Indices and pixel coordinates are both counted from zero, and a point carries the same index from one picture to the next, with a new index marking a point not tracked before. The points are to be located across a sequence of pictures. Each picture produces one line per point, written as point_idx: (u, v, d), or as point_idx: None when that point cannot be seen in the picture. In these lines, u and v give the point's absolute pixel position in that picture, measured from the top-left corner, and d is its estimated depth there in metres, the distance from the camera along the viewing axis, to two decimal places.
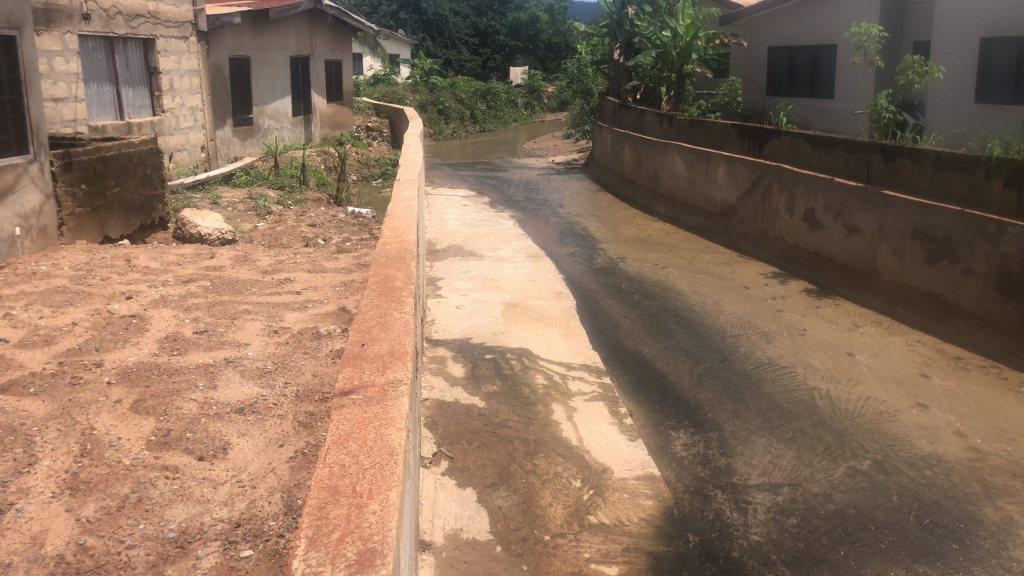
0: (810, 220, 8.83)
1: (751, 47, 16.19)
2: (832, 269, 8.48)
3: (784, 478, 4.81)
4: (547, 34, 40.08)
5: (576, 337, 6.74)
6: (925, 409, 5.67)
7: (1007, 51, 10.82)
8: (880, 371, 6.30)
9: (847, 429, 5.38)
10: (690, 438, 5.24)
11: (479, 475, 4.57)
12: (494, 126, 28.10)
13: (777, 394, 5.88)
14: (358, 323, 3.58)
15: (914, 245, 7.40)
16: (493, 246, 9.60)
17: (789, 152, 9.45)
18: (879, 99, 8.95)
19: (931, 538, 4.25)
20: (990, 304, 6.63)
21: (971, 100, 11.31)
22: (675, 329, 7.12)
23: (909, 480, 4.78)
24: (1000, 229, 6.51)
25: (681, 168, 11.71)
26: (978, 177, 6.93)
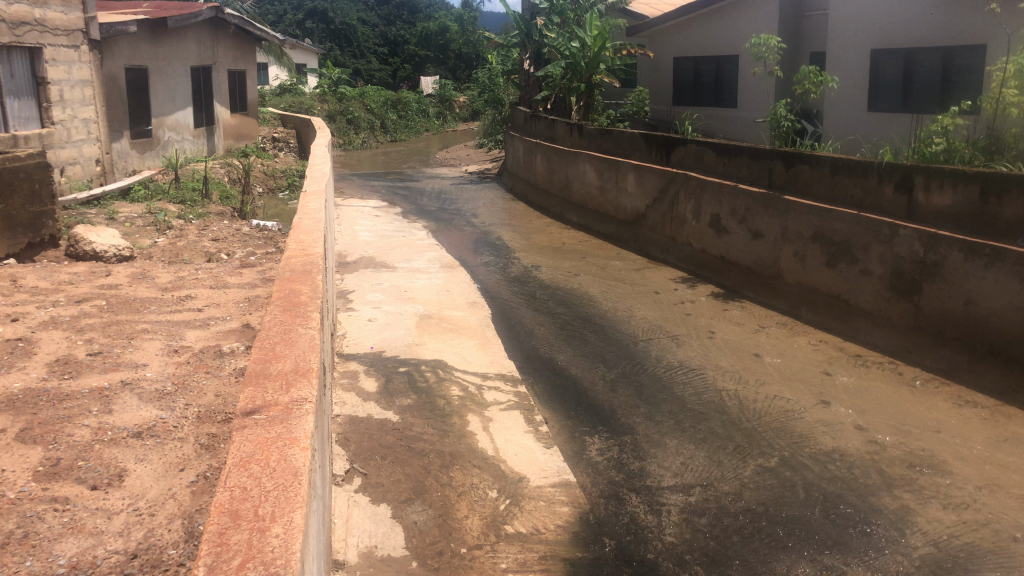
0: (716, 226, 9.08)
1: (657, 58, 16.58)
2: (738, 273, 8.73)
3: (696, 478, 4.91)
4: (458, 43, 39.58)
5: (492, 347, 6.74)
6: (827, 405, 5.88)
7: (894, 62, 11.37)
8: (785, 371, 6.51)
9: (754, 428, 5.54)
10: (604, 443, 5.29)
11: (394, 491, 4.50)
12: (405, 136, 28.01)
13: (688, 397, 6.00)
14: (261, 340, 3.48)
15: (814, 248, 7.69)
16: (406, 257, 9.53)
17: (694, 160, 9.71)
18: (777, 108, 9.27)
19: (836, 529, 4.39)
20: (886, 303, 6.94)
21: (864, 108, 11.84)
22: (589, 335, 7.20)
23: (814, 475, 4.94)
24: (893, 231, 6.83)
25: (592, 176, 11.88)
26: (871, 182, 7.25)
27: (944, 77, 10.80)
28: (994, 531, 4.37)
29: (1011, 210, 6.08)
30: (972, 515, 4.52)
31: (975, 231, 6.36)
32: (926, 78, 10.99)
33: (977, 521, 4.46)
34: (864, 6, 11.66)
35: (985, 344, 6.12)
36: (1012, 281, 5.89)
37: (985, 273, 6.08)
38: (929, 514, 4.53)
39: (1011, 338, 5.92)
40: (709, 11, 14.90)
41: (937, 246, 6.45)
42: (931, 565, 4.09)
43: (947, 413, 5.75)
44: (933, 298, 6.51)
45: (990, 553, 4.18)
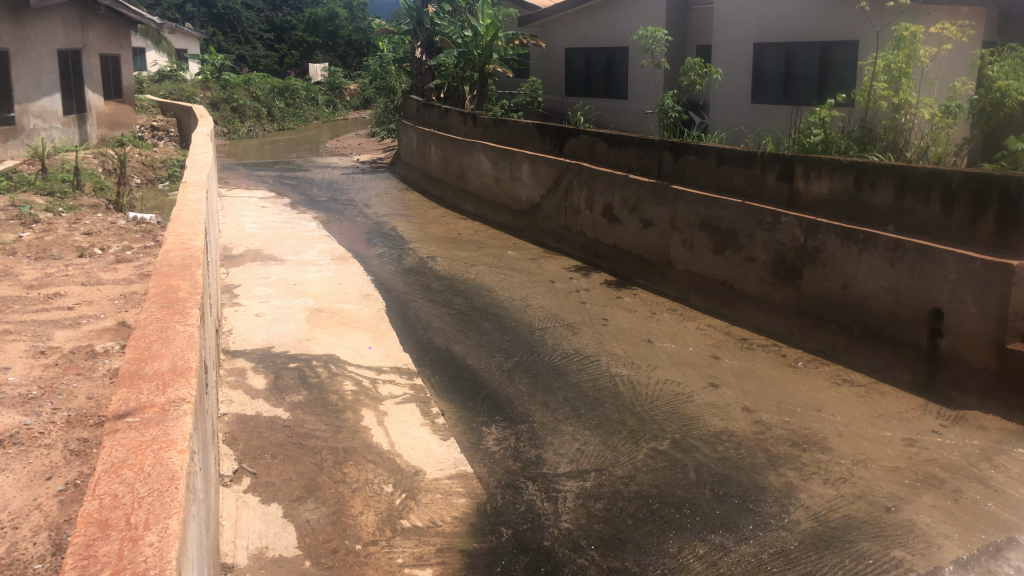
0: (608, 215, 9.23)
1: (550, 48, 16.73)
2: (630, 261, 8.91)
3: (591, 464, 4.98)
4: (347, 31, 38.04)
5: (386, 340, 6.64)
6: (715, 388, 6.08)
7: (775, 56, 11.83)
8: (675, 355, 6.69)
9: (646, 411, 5.67)
10: (502, 433, 5.30)
11: (285, 490, 4.38)
12: (294, 124, 27.34)
13: (583, 383, 6.09)
14: (136, 339, 3.31)
15: (702, 236, 7.92)
16: (296, 250, 9.29)
17: (586, 150, 9.84)
18: (665, 98, 9.49)
19: (724, 508, 4.54)
20: (769, 288, 7.24)
21: (748, 100, 12.27)
22: (485, 325, 7.21)
23: (704, 456, 5.10)
24: (775, 219, 7.12)
25: (487, 166, 11.87)
26: (755, 172, 7.53)
27: (821, 71, 11.28)
28: (869, 502, 4.62)
29: (883, 198, 6.43)
30: (849, 488, 4.76)
31: (850, 218, 6.69)
32: (805, 71, 11.45)
33: (853, 494, 4.71)
34: (748, 1, 12.07)
35: (860, 325, 6.46)
36: (884, 265, 6.23)
37: (859, 258, 6.40)
38: (810, 490, 4.75)
39: (884, 319, 6.27)
40: (601, 2, 15.11)
41: (816, 233, 6.75)
42: (813, 538, 4.28)
43: (826, 392, 6.05)
44: (813, 283, 6.82)
45: (866, 523, 4.41)
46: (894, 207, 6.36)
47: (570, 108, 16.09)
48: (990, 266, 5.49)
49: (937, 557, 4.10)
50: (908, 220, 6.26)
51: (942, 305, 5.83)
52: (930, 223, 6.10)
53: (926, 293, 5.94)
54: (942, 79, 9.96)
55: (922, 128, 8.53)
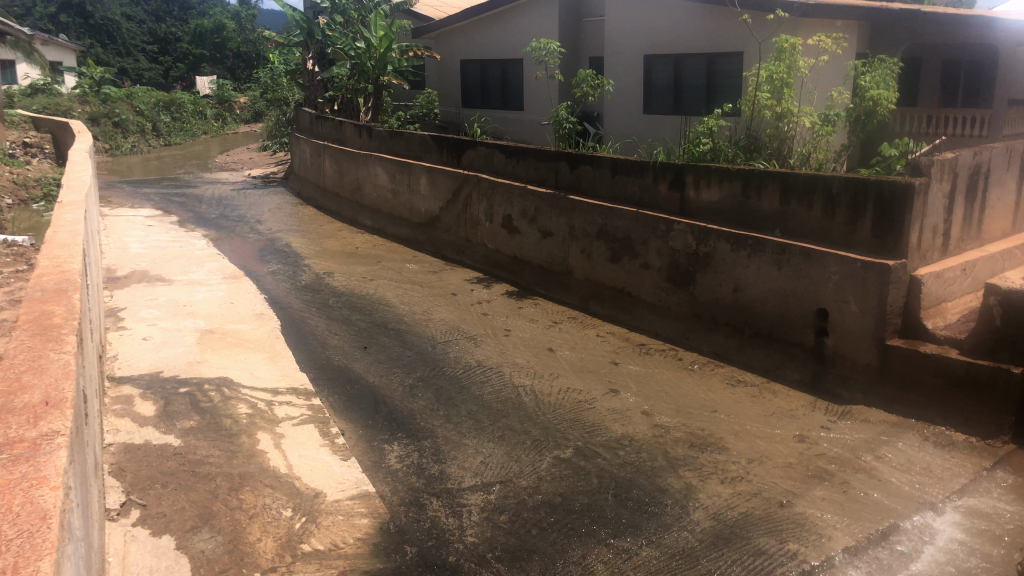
0: (507, 226, 9.29)
1: (445, 60, 16.76)
2: (530, 271, 8.99)
3: (495, 476, 4.98)
4: (236, 43, 37.06)
5: (282, 359, 6.46)
6: (615, 394, 6.18)
7: (663, 67, 12.20)
8: (576, 363, 6.77)
9: (550, 421, 5.71)
10: (404, 450, 5.24)
11: (177, 520, 4.20)
12: (181, 139, 26.45)
13: (486, 395, 6.09)
14: (3, 371, 3.11)
15: (599, 245, 8.06)
16: (184, 269, 8.96)
17: (483, 162, 9.87)
18: (559, 109, 9.61)
19: (627, 513, 4.61)
20: (665, 294, 7.42)
21: (640, 110, 12.62)
22: (386, 341, 7.12)
23: (606, 462, 5.17)
24: (669, 226, 7.31)
25: (384, 179, 11.76)
26: (648, 181, 7.73)
27: (708, 82, 11.63)
28: (765, 499, 4.78)
29: (769, 204, 6.71)
30: (745, 486, 4.92)
31: (739, 224, 6.95)
32: (692, 82, 11.82)
33: (750, 491, 4.86)
34: (637, 14, 12.41)
35: (752, 327, 6.70)
36: (771, 268, 6.48)
37: (748, 262, 6.64)
38: (709, 490, 4.87)
39: (773, 320, 6.52)
40: (495, 14, 15.22)
41: (707, 238, 6.97)
42: (713, 537, 4.39)
43: (722, 393, 6.24)
44: (705, 288, 7.04)
45: (763, 520, 4.55)
46: (779, 212, 6.63)
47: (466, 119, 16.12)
48: (868, 266, 5.79)
49: (829, 547, 4.27)
50: (792, 225, 6.55)
51: (826, 305, 6.10)
52: (812, 228, 6.40)
53: (811, 294, 6.20)
54: (819, 90, 10.47)
55: (802, 136, 8.90)
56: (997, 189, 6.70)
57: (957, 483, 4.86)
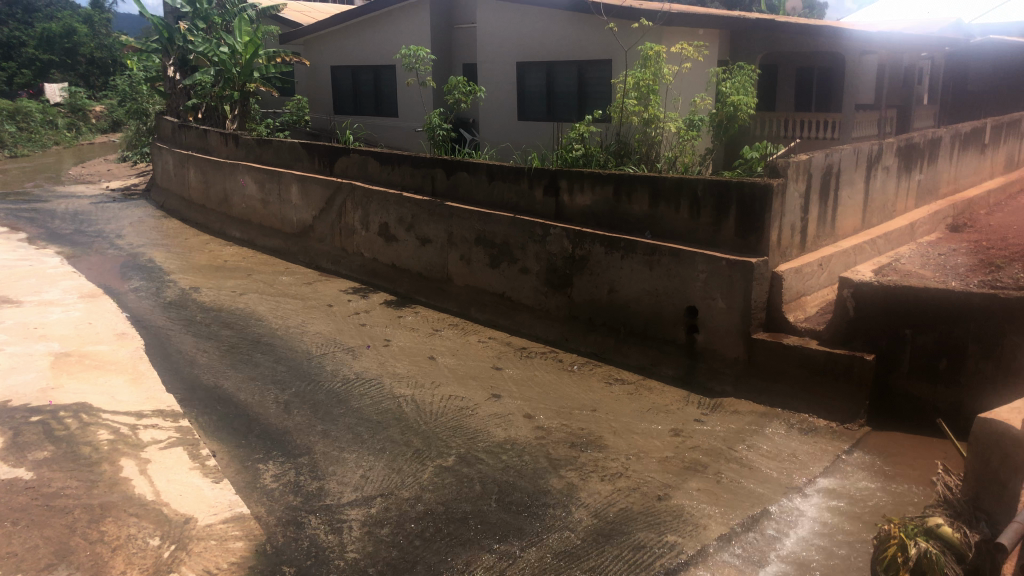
0: (384, 234, 9.19)
1: (317, 66, 16.46)
2: (409, 279, 8.93)
3: (376, 489, 4.91)
4: (89, 48, 35.83)
5: (146, 381, 6.15)
6: (497, 399, 6.21)
7: (536, 74, 12.38)
8: (457, 370, 6.77)
9: (431, 430, 5.67)
10: (280, 468, 5.10)
11: (30, 559, 3.93)
12: (29, 150, 24.86)
13: (365, 408, 6.00)
14: None
15: (478, 251, 8.09)
16: (36, 289, 8.41)
17: (358, 169, 9.78)
18: (433, 116, 9.59)
19: (510, 516, 4.64)
20: (543, 297, 7.53)
21: (515, 117, 12.77)
22: (259, 356, 6.91)
23: (488, 467, 5.18)
24: (545, 231, 7.42)
25: (253, 189, 11.40)
26: (523, 186, 7.84)
27: (579, 88, 11.84)
28: (643, 493, 4.91)
29: (639, 207, 6.91)
30: (624, 482, 5.04)
31: (612, 227, 7.13)
32: (563, 88, 12.06)
33: (628, 487, 4.98)
34: (509, 21, 12.57)
35: (627, 326, 6.88)
36: (643, 269, 6.67)
37: (622, 264, 6.81)
38: (589, 488, 4.96)
39: (646, 319, 6.72)
40: (367, 20, 15.02)
41: (582, 242, 7.11)
42: (594, 534, 4.47)
43: (600, 393, 6.37)
44: (582, 290, 7.18)
45: (642, 514, 4.67)
46: (649, 215, 6.84)
47: (338, 126, 15.85)
48: (732, 265, 6.05)
49: (704, 536, 4.43)
50: (662, 227, 6.76)
51: (695, 302, 6.34)
52: (680, 229, 6.63)
53: (682, 293, 6.43)
54: (685, 95, 10.89)
55: (669, 141, 9.19)
56: (847, 188, 7.14)
57: (821, 466, 5.15)
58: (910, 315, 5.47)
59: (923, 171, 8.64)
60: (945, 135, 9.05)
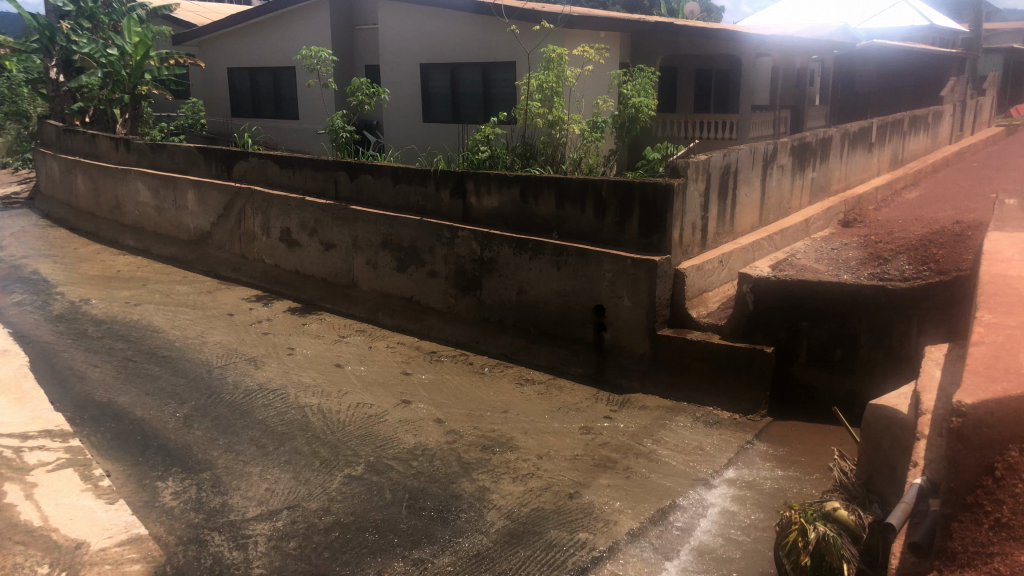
0: (287, 240, 8.99)
1: (213, 67, 15.96)
2: (313, 285, 8.75)
3: (282, 502, 4.79)
4: None
5: (31, 400, 5.78)
6: (406, 405, 6.14)
7: (441, 75, 12.33)
8: (364, 377, 6.66)
9: (339, 439, 5.57)
10: (180, 484, 4.91)
11: None
12: None
13: (269, 419, 5.84)
14: None
15: (384, 254, 7.99)
16: None
17: (257, 174, 9.57)
18: (335, 117, 9.42)
19: (421, 523, 4.59)
20: (452, 299, 7.50)
21: (421, 119, 12.69)
22: (155, 369, 6.65)
23: (399, 474, 5.12)
24: (453, 233, 7.38)
25: (146, 196, 10.96)
26: (429, 189, 7.80)
27: (484, 90, 11.84)
28: (555, 492, 4.94)
29: (545, 208, 6.96)
30: (536, 482, 5.06)
31: (519, 228, 7.16)
32: (468, 90, 12.04)
33: (540, 487, 5.01)
34: (412, 22, 12.47)
35: (536, 326, 6.92)
36: (551, 270, 6.72)
37: (530, 265, 6.85)
38: (501, 490, 4.97)
39: (555, 319, 6.78)
40: (266, 20, 14.67)
41: (490, 244, 7.11)
42: (506, 537, 4.47)
43: (511, 394, 6.39)
44: (492, 292, 7.18)
45: (553, 513, 4.69)
46: (556, 215, 6.90)
47: (236, 129, 15.41)
48: (637, 264, 6.15)
49: (615, 532, 4.49)
50: (568, 227, 6.83)
51: (603, 300, 6.43)
52: (586, 230, 6.71)
53: (589, 292, 6.50)
54: (588, 97, 11.04)
55: (573, 142, 9.29)
56: (745, 187, 7.36)
57: (724, 457, 5.29)
58: (807, 308, 5.74)
59: (816, 170, 9.00)
60: (835, 134, 9.44)
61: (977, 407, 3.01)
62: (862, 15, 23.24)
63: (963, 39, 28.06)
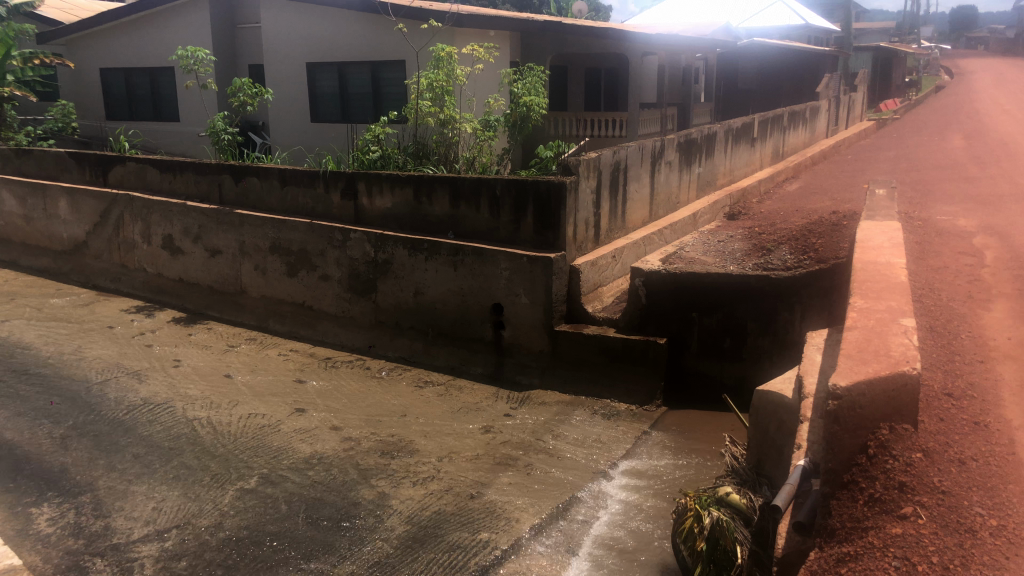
0: (169, 247, 8.64)
1: (84, 68, 15.15)
2: (199, 294, 8.44)
3: (171, 521, 4.59)
4: None
5: None
6: (301, 413, 6.00)
7: (329, 75, 12.08)
8: (255, 387, 6.47)
9: (230, 452, 5.39)
10: (57, 510, 4.64)
11: None
12: None
13: (155, 435, 5.60)
14: None
15: (273, 259, 7.79)
16: None
17: (137, 179, 9.20)
18: (217, 119, 9.11)
19: (319, 533, 4.49)
20: (346, 304, 7.36)
21: (310, 120, 12.41)
22: (27, 389, 6.26)
23: (295, 485, 4.99)
24: (344, 235, 7.25)
25: (13, 204, 10.30)
26: (319, 191, 7.66)
27: (374, 90, 11.68)
28: (456, 493, 4.92)
29: (440, 208, 6.93)
30: (436, 484, 5.02)
31: (414, 228, 7.10)
32: (357, 90, 11.84)
33: (441, 489, 4.97)
34: (298, 20, 12.18)
35: (434, 328, 6.87)
36: (447, 270, 6.69)
37: (426, 266, 6.80)
38: (401, 494, 4.91)
39: (452, 319, 6.75)
40: (141, 18, 14.04)
41: (384, 245, 7.02)
42: (408, 541, 4.42)
43: (409, 397, 6.33)
44: (387, 294, 7.09)
45: (454, 515, 4.67)
46: (450, 215, 6.87)
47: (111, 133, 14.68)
48: (533, 261, 6.19)
49: (516, 530, 4.49)
50: (463, 227, 6.82)
51: (500, 299, 6.45)
52: (481, 229, 6.72)
53: (487, 291, 6.51)
54: (479, 95, 11.06)
55: (465, 141, 9.28)
56: (635, 183, 7.52)
57: (622, 449, 5.39)
58: (696, 299, 5.91)
59: (702, 165, 9.28)
60: (719, 130, 9.76)
61: (852, 387, 3.10)
62: (742, 16, 24.23)
63: (835, 37, 29.63)
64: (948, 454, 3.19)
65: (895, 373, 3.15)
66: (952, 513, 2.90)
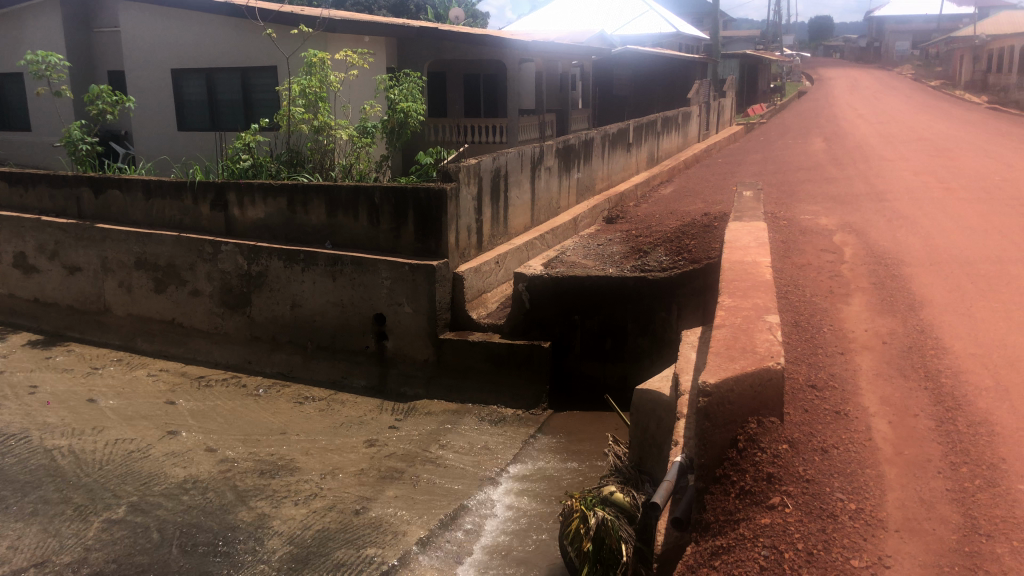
0: (23, 265, 8.10)
1: None
2: (57, 314, 7.95)
3: (29, 560, 4.30)
4: None
5: None
6: (173, 436, 5.72)
7: (197, 81, 11.62)
8: (122, 411, 6.12)
9: (95, 481, 5.08)
10: None
11: None
12: None
13: (10, 469, 5.22)
14: None
15: (139, 275, 7.42)
16: None
17: None
18: (74, 128, 8.61)
19: (194, 562, 4.29)
20: (218, 319, 7.08)
21: (177, 128, 11.90)
22: None
23: (168, 512, 4.75)
24: (215, 248, 6.98)
25: None
26: (187, 202, 7.35)
27: (245, 96, 11.30)
28: (340, 510, 4.80)
29: (316, 217, 6.77)
30: (319, 502, 4.89)
31: (288, 239, 6.91)
32: (228, 96, 11.43)
33: (324, 506, 4.84)
34: (162, 23, 11.65)
35: (313, 341, 6.69)
36: (326, 281, 6.53)
37: (302, 277, 6.62)
38: (282, 515, 4.75)
39: (332, 331, 6.60)
40: None
41: (258, 257, 6.79)
42: (289, 563, 4.28)
43: (289, 413, 6.14)
44: (262, 308, 6.87)
45: (338, 533, 4.55)
46: (326, 225, 6.73)
47: None
48: (414, 268, 6.12)
49: (403, 543, 4.43)
50: (340, 236, 6.68)
51: (382, 309, 6.36)
52: (358, 237, 6.60)
53: (367, 301, 6.40)
54: (356, 101, 10.90)
55: (342, 148, 9.11)
56: (514, 189, 7.57)
57: (508, 455, 5.40)
58: (577, 302, 6.00)
59: (580, 169, 9.44)
60: (595, 136, 9.95)
61: (721, 384, 3.20)
62: (615, 23, 24.94)
63: (704, 44, 30.89)
64: (811, 444, 3.34)
65: (761, 369, 3.27)
66: (816, 500, 3.02)
